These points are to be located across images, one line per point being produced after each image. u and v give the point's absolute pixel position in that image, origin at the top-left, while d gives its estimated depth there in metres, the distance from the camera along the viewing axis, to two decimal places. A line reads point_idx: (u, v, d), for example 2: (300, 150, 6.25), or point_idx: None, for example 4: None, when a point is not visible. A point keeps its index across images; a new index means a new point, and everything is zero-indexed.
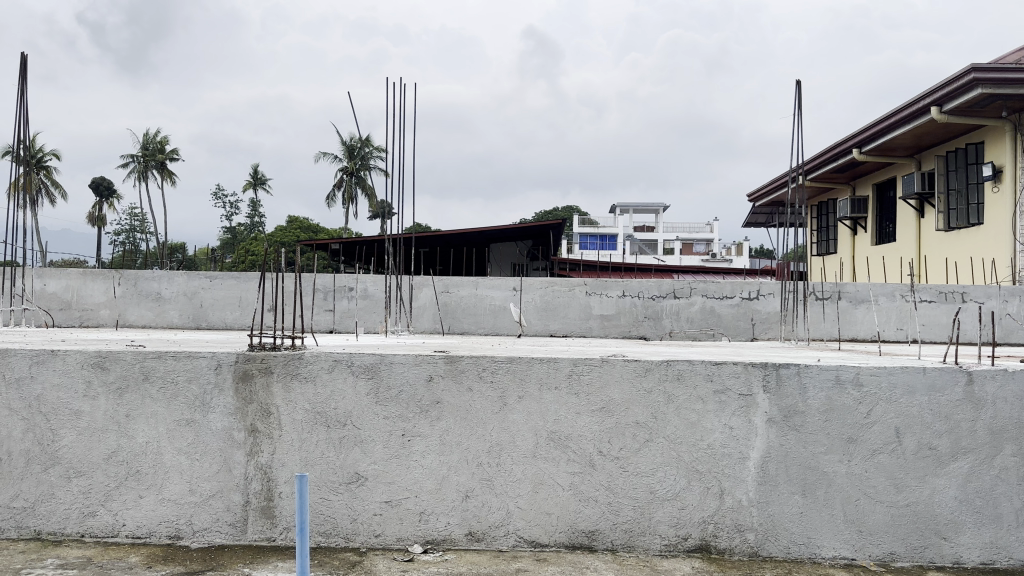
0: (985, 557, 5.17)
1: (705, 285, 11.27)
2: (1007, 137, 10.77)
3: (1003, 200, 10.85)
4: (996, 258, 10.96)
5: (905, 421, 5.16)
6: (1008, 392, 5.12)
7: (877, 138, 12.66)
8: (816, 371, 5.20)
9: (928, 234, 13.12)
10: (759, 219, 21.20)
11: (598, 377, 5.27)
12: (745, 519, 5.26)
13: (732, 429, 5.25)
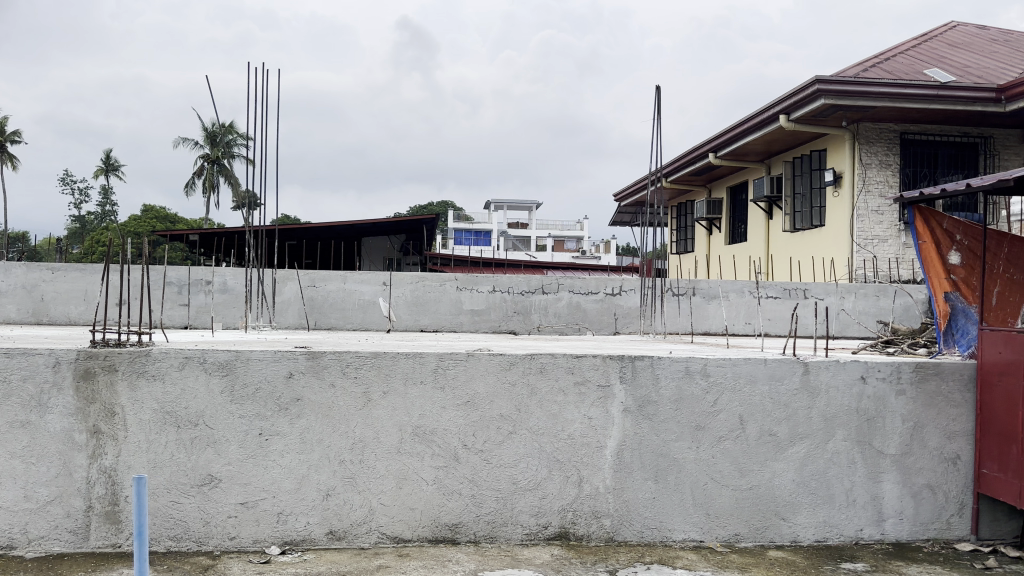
0: (819, 535, 5.58)
1: (572, 282, 11.49)
2: (846, 145, 11.47)
3: (841, 204, 11.66)
4: (836, 258, 11.80)
5: (748, 409, 5.49)
6: (840, 380, 5.55)
7: (732, 144, 13.34)
8: (668, 363, 5.46)
9: (776, 234, 13.97)
10: (624, 218, 21.97)
11: (463, 371, 5.31)
12: (602, 506, 5.44)
13: (591, 419, 5.42)
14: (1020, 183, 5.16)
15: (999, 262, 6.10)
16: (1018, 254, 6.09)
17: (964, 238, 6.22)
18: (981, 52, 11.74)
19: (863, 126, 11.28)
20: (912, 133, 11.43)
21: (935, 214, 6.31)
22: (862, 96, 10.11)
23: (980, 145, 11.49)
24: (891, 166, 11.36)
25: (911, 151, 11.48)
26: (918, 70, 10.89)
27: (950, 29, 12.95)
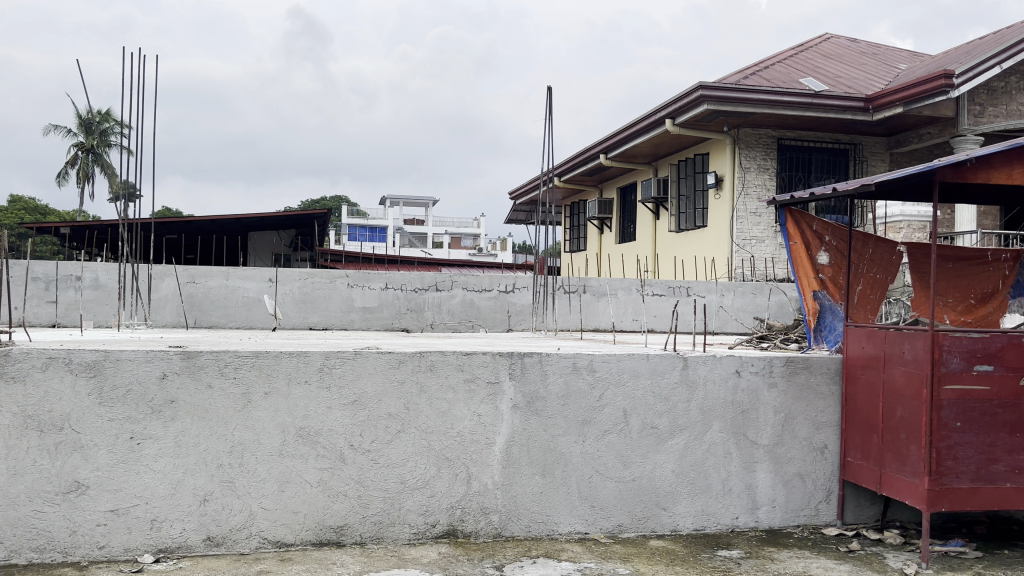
0: (697, 523, 5.79)
1: (465, 279, 11.44)
2: (727, 149, 11.92)
3: (723, 206, 12.11)
4: (716, 258, 12.29)
5: (631, 403, 5.66)
6: (717, 374, 5.80)
7: (621, 146, 13.68)
8: (556, 359, 5.55)
9: (662, 234, 14.42)
10: (519, 216, 22.18)
11: (350, 370, 5.23)
12: (490, 502, 5.46)
13: (480, 416, 5.44)
14: (880, 187, 5.50)
15: (863, 262, 6.50)
16: (879, 255, 6.52)
17: (832, 239, 6.51)
18: (851, 64, 12.47)
19: (743, 131, 11.75)
20: (787, 139, 11.94)
21: (804, 215, 6.53)
22: (743, 103, 10.47)
23: (850, 150, 12.08)
24: (769, 171, 11.85)
25: (787, 156, 11.94)
26: (794, 79, 11.41)
27: (823, 41, 13.69)
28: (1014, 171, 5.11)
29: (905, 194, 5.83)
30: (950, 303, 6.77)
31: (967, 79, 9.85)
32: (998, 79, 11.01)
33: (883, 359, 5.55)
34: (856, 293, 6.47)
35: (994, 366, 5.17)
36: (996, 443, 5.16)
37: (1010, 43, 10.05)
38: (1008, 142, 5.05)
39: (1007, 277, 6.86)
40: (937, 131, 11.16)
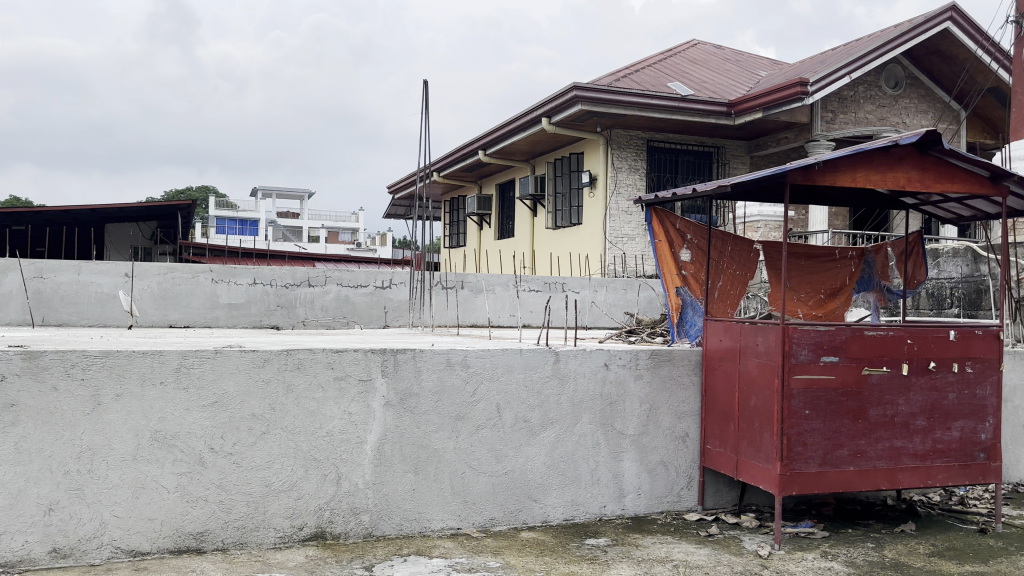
0: (567, 513, 5.89)
1: (339, 273, 10.44)
2: (601, 149, 12.21)
3: (597, 204, 12.40)
4: (591, 254, 12.60)
5: (504, 398, 5.71)
6: (586, 368, 5.95)
7: (498, 143, 13.76)
8: (428, 355, 5.53)
9: (539, 230, 14.65)
10: (398, 212, 21.96)
11: (211, 370, 5.02)
12: (360, 502, 5.35)
13: (351, 414, 5.34)
14: (737, 188, 5.77)
15: (723, 259, 6.83)
16: (738, 252, 6.86)
17: (693, 238, 6.80)
18: (716, 70, 13.07)
19: (615, 132, 12.07)
20: (657, 140, 12.35)
21: (668, 215, 6.78)
22: (615, 104, 10.75)
23: (714, 153, 12.65)
24: (639, 171, 12.24)
25: (655, 157, 12.37)
26: (663, 82, 11.83)
27: (691, 47, 14.28)
28: (857, 174, 5.46)
29: (759, 194, 6.13)
30: (803, 298, 7.22)
31: (820, 87, 10.51)
32: (848, 89, 11.80)
33: (740, 351, 5.84)
34: (716, 289, 6.79)
35: (840, 357, 5.46)
36: (840, 430, 5.47)
37: (857, 55, 10.79)
38: (853, 147, 5.35)
39: (854, 274, 7.36)
40: (794, 135, 11.83)
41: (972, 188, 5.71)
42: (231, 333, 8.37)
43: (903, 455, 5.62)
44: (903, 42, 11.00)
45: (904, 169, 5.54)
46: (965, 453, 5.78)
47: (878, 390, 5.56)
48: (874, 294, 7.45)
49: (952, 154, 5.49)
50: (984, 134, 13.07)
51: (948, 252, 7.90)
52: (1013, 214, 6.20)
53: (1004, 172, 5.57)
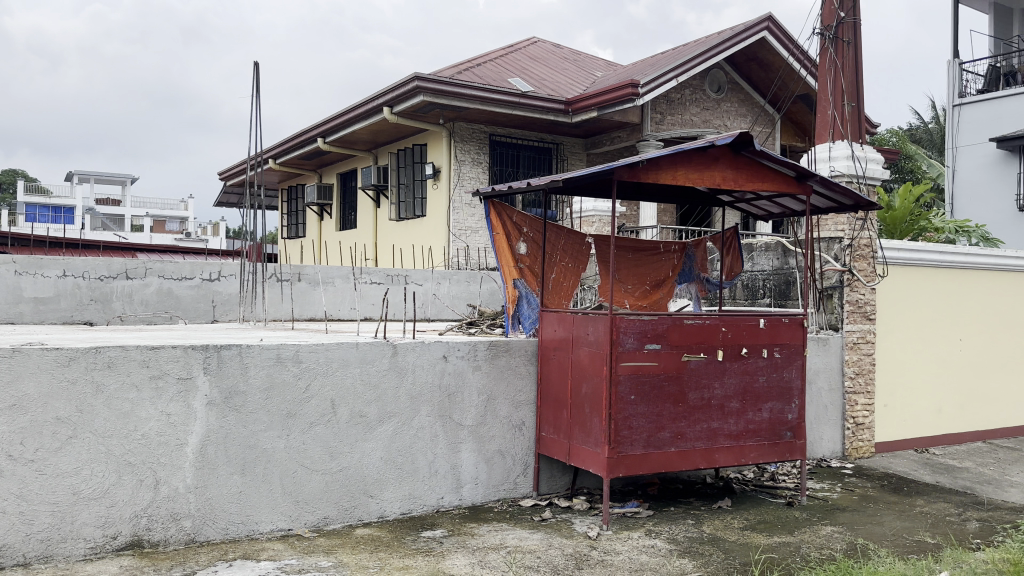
0: (404, 507, 5.85)
1: (163, 265, 9.43)
2: (443, 141, 12.16)
3: (440, 196, 12.37)
4: (434, 246, 12.56)
5: (338, 393, 5.59)
6: (424, 360, 5.94)
7: (338, 131, 13.41)
8: (256, 350, 5.32)
9: (382, 222, 14.45)
10: (232, 200, 20.95)
11: (7, 370, 4.53)
12: (181, 507, 5.05)
13: (170, 415, 5.03)
14: (567, 184, 5.92)
15: (557, 252, 6.99)
16: (570, 245, 7.07)
17: (529, 231, 6.87)
18: (555, 68, 13.40)
19: (458, 124, 12.06)
20: (498, 134, 12.48)
21: (505, 208, 6.78)
22: (455, 96, 10.73)
23: (553, 149, 12.94)
24: (482, 164, 12.32)
25: (497, 152, 12.47)
26: (503, 77, 11.99)
27: (530, 44, 14.55)
28: (677, 172, 5.76)
29: (589, 189, 6.33)
30: (629, 289, 7.56)
31: (649, 88, 11.02)
32: (675, 92, 12.46)
33: (572, 340, 6.02)
34: (551, 281, 6.94)
35: (662, 344, 5.76)
36: (663, 413, 5.77)
37: (684, 60, 11.40)
38: (673, 147, 5.63)
39: (675, 267, 7.81)
40: (626, 135, 12.33)
41: (779, 187, 6.17)
42: (36, 333, 7.25)
43: (720, 435, 6.00)
44: (723, 49, 11.74)
45: (719, 168, 5.90)
46: (774, 431, 6.26)
47: (697, 375, 5.91)
48: (695, 285, 7.94)
49: (761, 155, 5.90)
50: (797, 138, 14.08)
51: (761, 245, 8.49)
52: (815, 212, 6.78)
53: (807, 173, 6.05)
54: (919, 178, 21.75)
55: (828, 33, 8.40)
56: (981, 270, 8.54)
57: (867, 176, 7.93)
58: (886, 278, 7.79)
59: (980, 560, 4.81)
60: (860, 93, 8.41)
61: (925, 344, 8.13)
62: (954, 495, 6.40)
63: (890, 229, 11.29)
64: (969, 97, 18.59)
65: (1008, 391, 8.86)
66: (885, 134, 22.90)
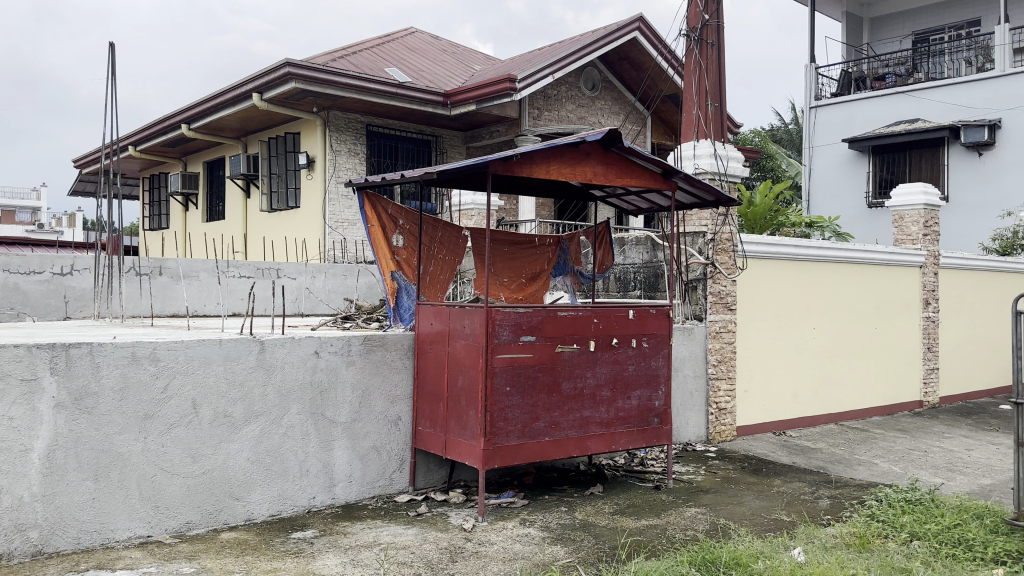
0: (273, 509, 5.66)
1: (7, 258, 8.71)
2: (318, 131, 11.85)
3: (315, 186, 12.05)
4: (308, 238, 12.24)
5: (201, 392, 5.34)
6: (294, 357, 5.77)
7: (205, 118, 12.81)
8: (109, 349, 4.99)
9: (253, 213, 13.94)
10: (87, 188, 19.64)
11: None
12: (27, 518, 4.67)
13: (13, 419, 4.63)
14: (442, 176, 5.88)
15: (434, 245, 6.97)
16: (447, 238, 7.06)
17: (405, 223, 6.77)
18: (432, 60, 13.31)
19: (333, 114, 11.77)
20: (375, 125, 12.26)
21: (380, 200, 6.61)
22: (330, 84, 10.47)
23: (431, 141, 12.85)
24: (359, 155, 12.07)
25: (374, 143, 12.28)
26: (380, 67, 11.80)
27: (408, 35, 14.39)
28: (551, 167, 5.83)
29: (463, 181, 6.32)
30: (505, 283, 7.63)
31: (526, 84, 11.13)
32: (552, 88, 12.65)
33: (448, 333, 6.01)
34: (428, 274, 6.91)
35: (536, 336, 5.84)
36: (537, 404, 5.84)
37: (560, 56, 11.59)
38: (546, 142, 5.69)
39: (550, 260, 7.94)
40: (504, 129, 12.40)
41: (646, 183, 6.38)
42: None
43: (591, 423, 6.15)
44: (597, 48, 12.02)
45: (590, 164, 6.03)
46: (642, 418, 6.48)
47: (570, 365, 6.03)
48: (569, 278, 8.11)
49: (630, 151, 6.07)
50: (668, 137, 14.60)
51: (632, 239, 8.76)
52: (680, 208, 7.06)
53: (673, 170, 6.28)
54: (779, 176, 23.03)
55: (694, 35, 8.80)
56: (832, 263, 9.14)
57: (729, 174, 8.32)
58: (747, 270, 8.21)
59: (829, 535, 5.14)
60: (722, 96, 8.83)
61: (782, 332, 8.62)
62: (807, 475, 6.82)
63: (751, 224, 11.90)
64: (824, 100, 19.82)
65: (856, 375, 9.53)
66: (749, 134, 24.09)
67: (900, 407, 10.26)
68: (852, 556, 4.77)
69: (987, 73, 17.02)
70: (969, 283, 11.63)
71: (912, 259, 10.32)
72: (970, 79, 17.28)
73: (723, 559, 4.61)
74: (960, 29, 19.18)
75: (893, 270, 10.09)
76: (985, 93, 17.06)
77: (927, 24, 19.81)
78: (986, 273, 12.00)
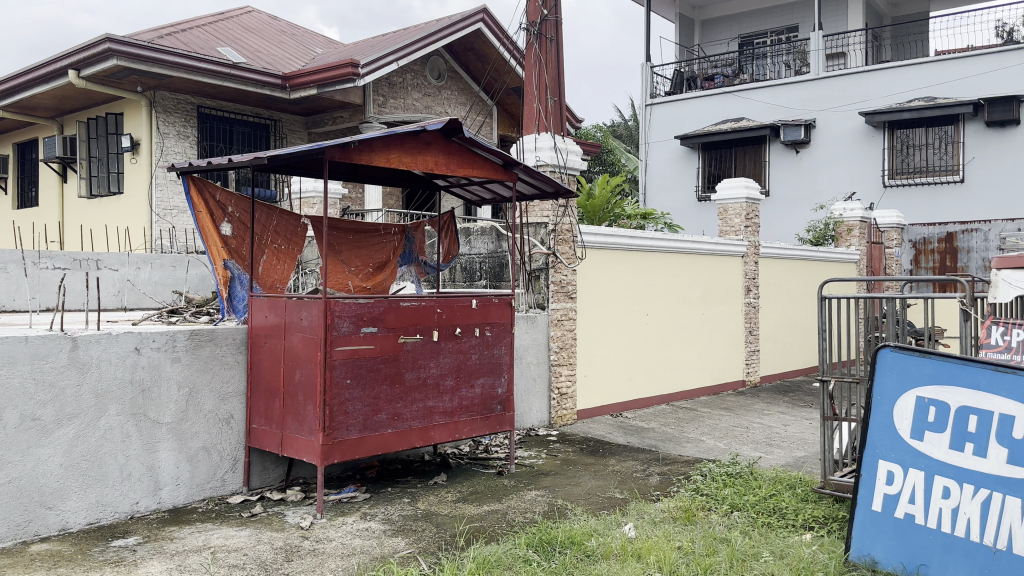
0: (90, 517, 5.25)
1: None
2: (143, 111, 11.09)
3: (140, 170, 11.29)
4: (134, 226, 11.46)
5: (4, 395, 4.85)
6: (111, 355, 5.37)
7: (14, 95, 11.70)
8: None
9: (71, 199, 12.89)
10: None
11: None
12: None
13: None
14: (276, 162, 5.65)
15: (267, 233, 6.71)
16: (283, 227, 6.84)
17: (235, 211, 6.45)
18: (271, 41, 12.80)
19: (160, 94, 11.04)
20: (208, 107, 11.61)
21: (207, 185, 6.28)
22: (157, 63, 9.84)
23: (270, 126, 12.33)
24: (189, 139, 11.40)
25: (208, 126, 11.65)
26: (212, 46, 11.20)
27: (244, 14, 13.76)
28: (391, 155, 5.75)
29: (298, 167, 6.11)
30: (352, 271, 7.46)
31: (369, 70, 10.96)
32: (397, 75, 12.50)
33: (284, 326, 5.81)
34: (261, 263, 6.65)
35: (378, 327, 5.77)
36: (379, 396, 5.77)
37: (405, 43, 11.48)
38: (385, 130, 5.60)
39: (397, 249, 7.85)
40: (347, 115, 12.13)
41: (487, 173, 6.44)
42: None
43: (435, 413, 6.15)
44: (443, 36, 12.01)
45: (431, 153, 6.00)
46: (486, 406, 6.56)
47: (413, 355, 6.00)
48: (414, 268, 8.07)
49: (471, 141, 6.10)
50: (512, 128, 14.82)
51: (477, 229, 8.84)
52: (521, 199, 7.18)
53: (513, 161, 6.38)
54: (619, 169, 23.90)
55: (534, 30, 8.92)
56: (663, 253, 9.61)
57: (569, 166, 8.55)
58: (585, 260, 8.48)
59: (657, 510, 5.42)
60: (561, 89, 9.08)
61: (619, 319, 8.99)
62: (640, 454, 7.15)
63: (590, 216, 12.31)
64: (659, 98, 20.76)
65: (685, 358, 10.08)
66: (590, 127, 24.82)
67: (726, 386, 10.96)
68: (678, 529, 5.05)
69: (804, 77, 18.42)
70: (787, 271, 12.57)
71: (736, 249, 11.04)
72: (789, 81, 18.63)
73: (559, 539, 4.75)
74: (781, 34, 20.64)
75: (718, 259, 10.76)
76: (802, 95, 18.46)
77: (751, 29, 21.18)
78: (801, 261, 13.03)
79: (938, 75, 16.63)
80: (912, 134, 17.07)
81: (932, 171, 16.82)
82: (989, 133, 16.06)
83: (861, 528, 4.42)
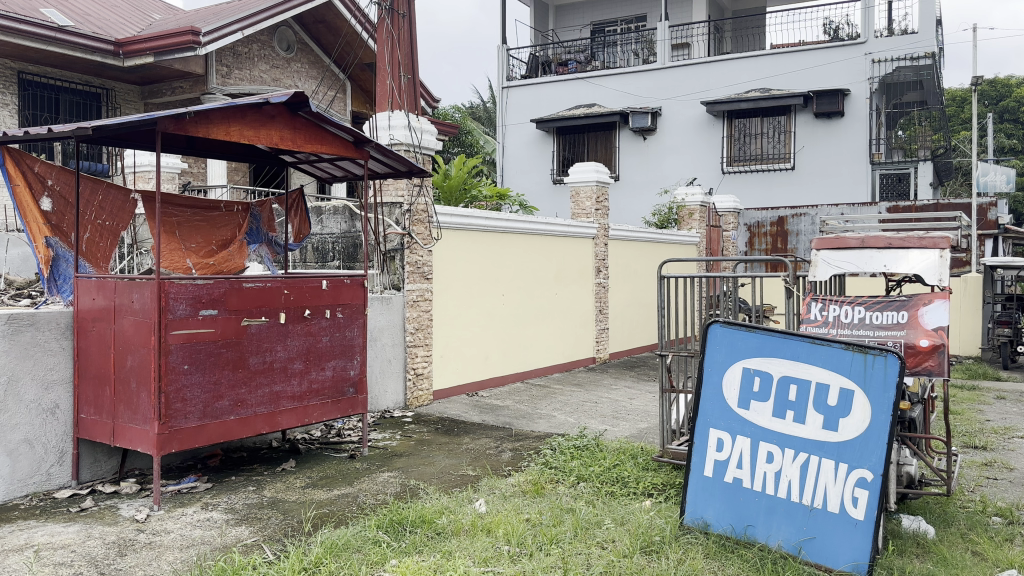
0: None
1: None
2: None
3: None
4: None
5: None
6: None
7: None
8: None
9: None
10: None
11: None
12: None
13: None
14: (103, 133, 5.28)
15: (90, 208, 6.13)
16: (110, 201, 6.16)
17: (55, 184, 5.98)
18: (102, 4, 11.90)
19: None
20: (29, 73, 10.65)
21: (24, 156, 5.82)
22: None
23: (102, 95, 11.55)
24: (8, 107, 10.41)
25: (30, 93, 10.71)
26: (33, 6, 10.27)
27: None
28: (231, 128, 5.50)
29: (126, 138, 5.72)
30: (193, 248, 7.17)
31: (210, 39, 10.45)
32: (242, 45, 11.99)
33: (113, 310, 5.49)
34: (82, 240, 6.10)
35: (218, 309, 5.54)
36: (221, 381, 5.56)
37: (249, 13, 11.02)
38: (223, 102, 5.35)
39: (242, 227, 7.60)
40: (188, 86, 11.48)
41: (336, 150, 6.30)
42: None
43: (282, 398, 6.00)
44: (290, 7, 11.62)
45: (275, 127, 5.80)
46: (337, 389, 6.47)
47: (257, 339, 5.81)
48: (264, 247, 7.83)
49: (319, 116, 5.95)
50: (366, 105, 14.58)
51: (329, 209, 8.70)
52: (374, 177, 7.07)
53: (364, 139, 6.29)
54: (477, 151, 23.95)
55: (385, 4, 8.76)
56: (516, 234, 9.77)
57: (422, 146, 8.55)
58: (441, 241, 8.51)
59: (508, 484, 5.55)
60: (414, 66, 9.04)
61: (474, 299, 9.09)
62: (494, 431, 7.28)
63: (447, 196, 12.35)
64: (515, 81, 20.99)
65: (539, 337, 10.34)
66: (448, 108, 24.71)
67: (578, 363, 11.33)
68: (527, 502, 5.19)
69: (651, 65, 19.17)
70: (635, 252, 13.10)
71: (586, 230, 11.37)
72: (637, 69, 19.30)
73: (410, 519, 4.75)
74: (630, 22, 21.35)
75: (570, 240, 11.06)
76: (649, 83, 19.21)
77: (602, 16, 21.77)
78: (647, 242, 13.61)
79: (774, 67, 17.70)
80: (749, 123, 18.18)
81: (766, 159, 18.00)
82: (818, 124, 17.29)
83: (694, 494, 4.70)
